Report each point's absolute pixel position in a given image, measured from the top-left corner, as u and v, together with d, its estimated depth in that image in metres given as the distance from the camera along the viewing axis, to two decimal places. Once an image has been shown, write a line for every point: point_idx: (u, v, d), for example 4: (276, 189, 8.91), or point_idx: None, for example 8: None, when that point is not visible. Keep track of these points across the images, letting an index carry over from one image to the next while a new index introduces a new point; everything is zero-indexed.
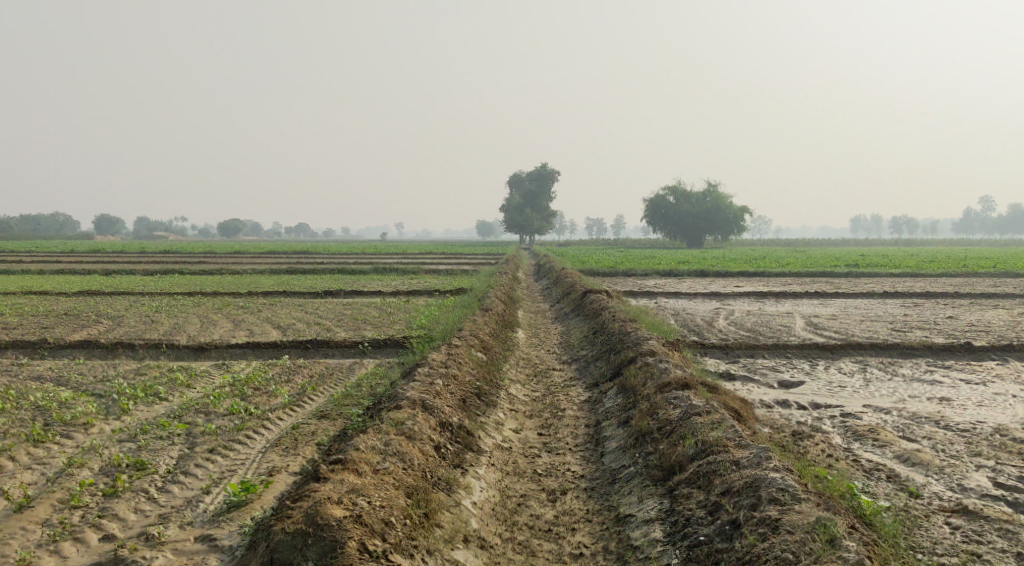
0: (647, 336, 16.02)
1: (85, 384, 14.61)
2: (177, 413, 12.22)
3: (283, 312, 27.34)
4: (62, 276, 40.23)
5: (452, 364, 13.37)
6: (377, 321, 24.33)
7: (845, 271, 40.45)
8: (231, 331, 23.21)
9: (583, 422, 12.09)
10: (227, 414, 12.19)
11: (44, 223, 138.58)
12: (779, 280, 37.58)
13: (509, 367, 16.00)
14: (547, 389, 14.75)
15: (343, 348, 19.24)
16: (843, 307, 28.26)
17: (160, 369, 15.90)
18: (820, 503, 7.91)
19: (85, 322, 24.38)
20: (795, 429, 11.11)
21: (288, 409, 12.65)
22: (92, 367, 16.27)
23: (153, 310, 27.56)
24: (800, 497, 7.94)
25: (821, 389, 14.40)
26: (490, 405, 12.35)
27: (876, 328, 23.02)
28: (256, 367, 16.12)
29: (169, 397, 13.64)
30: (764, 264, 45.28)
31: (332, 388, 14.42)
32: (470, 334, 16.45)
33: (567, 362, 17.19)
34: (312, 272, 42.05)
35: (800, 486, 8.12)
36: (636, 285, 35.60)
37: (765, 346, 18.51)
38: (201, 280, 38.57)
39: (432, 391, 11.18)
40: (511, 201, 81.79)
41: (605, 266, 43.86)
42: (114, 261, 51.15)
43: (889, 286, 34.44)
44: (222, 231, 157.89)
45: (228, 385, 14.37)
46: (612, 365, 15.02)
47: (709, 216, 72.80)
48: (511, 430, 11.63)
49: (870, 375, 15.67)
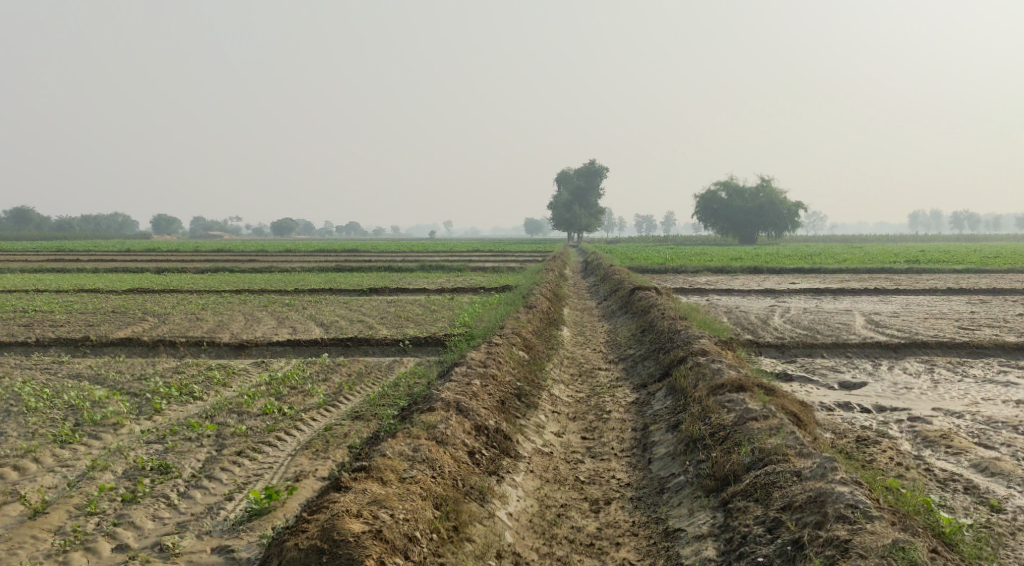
0: (698, 334, 15.31)
1: (121, 382, 14.32)
2: (209, 413, 11.80)
3: (327, 309, 27.05)
4: (113, 275, 40.54)
5: (492, 362, 12.81)
6: (421, 319, 23.91)
7: (906, 267, 38.99)
8: (275, 328, 22.98)
9: (630, 425, 11.44)
10: (260, 414, 11.77)
11: (105, 223, 141.52)
12: (837, 277, 36.40)
13: (552, 366, 15.39)
14: (592, 390, 14.13)
15: (384, 347, 18.81)
16: (904, 304, 27.07)
17: (198, 367, 15.61)
18: (896, 522, 7.20)
19: (131, 319, 24.29)
20: (860, 435, 10.31)
21: (323, 409, 12.18)
22: (131, 365, 16.03)
23: (199, 307, 27.46)
24: (872, 515, 7.22)
25: (886, 391, 13.53)
26: (531, 407, 11.78)
27: (941, 326, 21.95)
28: (294, 366, 15.73)
29: (204, 396, 13.25)
30: (822, 260, 43.98)
31: (369, 388, 13.96)
32: (512, 332, 15.87)
33: (614, 362, 16.52)
34: (359, 269, 41.84)
35: (872, 502, 7.38)
36: (685, 282, 34.70)
37: (824, 345, 17.62)
38: (249, 277, 38.61)
39: (469, 392, 10.62)
40: (560, 197, 81.05)
41: (655, 262, 42.97)
42: (164, 261, 51.71)
43: (953, 282, 33.02)
44: (274, 229, 159.72)
45: (263, 385, 13.98)
46: (661, 365, 14.34)
47: (762, 212, 71.26)
48: (552, 434, 11.04)
49: (937, 375, 14.73)
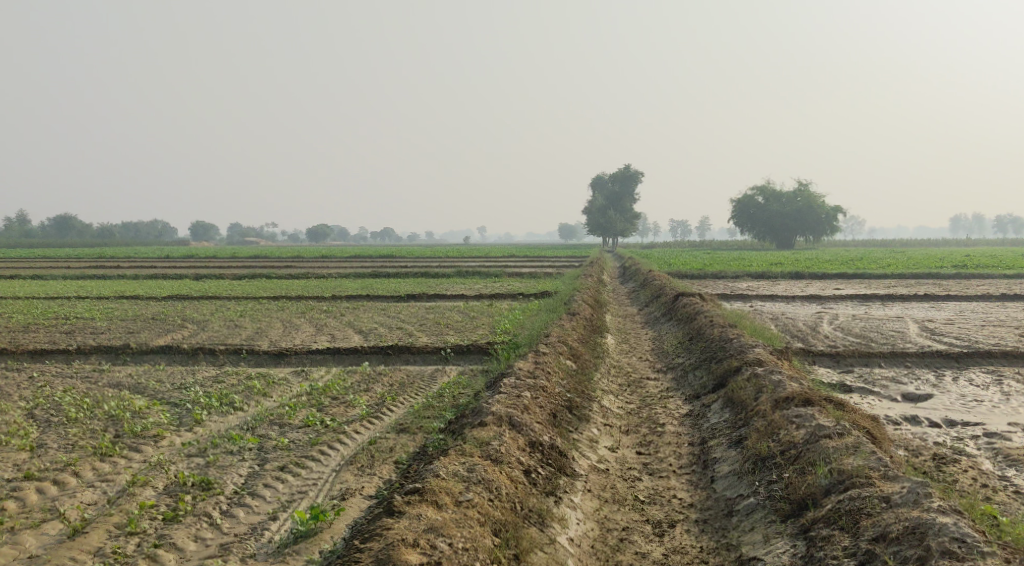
0: (752, 343, 14.74)
1: (162, 392, 14.01)
2: (250, 425, 11.41)
3: (365, 316, 26.73)
4: (152, 282, 40.56)
5: (540, 373, 12.38)
6: (460, 326, 23.53)
7: (955, 272, 37.99)
8: (314, 336, 22.70)
9: (686, 439, 10.91)
10: (302, 427, 11.42)
11: (145, 231, 143.20)
12: (883, 282, 35.54)
13: (599, 377, 14.87)
14: (643, 401, 13.60)
15: (425, 355, 18.44)
16: (957, 311, 26.18)
17: (238, 376, 15.27)
18: (1009, 559, 6.86)
19: (170, 326, 24.09)
20: (935, 453, 9.78)
21: (367, 421, 11.76)
22: (170, 374, 15.73)
23: (237, 314, 27.24)
24: (982, 551, 6.86)
25: (955, 404, 12.93)
26: (583, 420, 11.33)
27: (999, 333, 21.19)
28: (335, 375, 15.37)
29: (245, 407, 12.86)
30: (866, 265, 43.02)
31: (412, 399, 13.55)
32: (558, 340, 15.40)
33: (663, 371, 15.97)
34: (395, 275, 41.57)
35: (979, 534, 7.03)
36: (727, 288, 34.01)
37: (881, 354, 16.97)
38: (287, 284, 38.44)
39: (520, 405, 10.19)
40: (595, 203, 80.35)
41: (694, 268, 42.31)
42: (202, 267, 51.81)
43: (1005, 288, 32.05)
44: (310, 236, 160.58)
45: (305, 395, 13.63)
46: (714, 375, 13.79)
47: (801, 216, 70.08)
48: (606, 448, 10.56)
49: (1007, 388, 14.07)
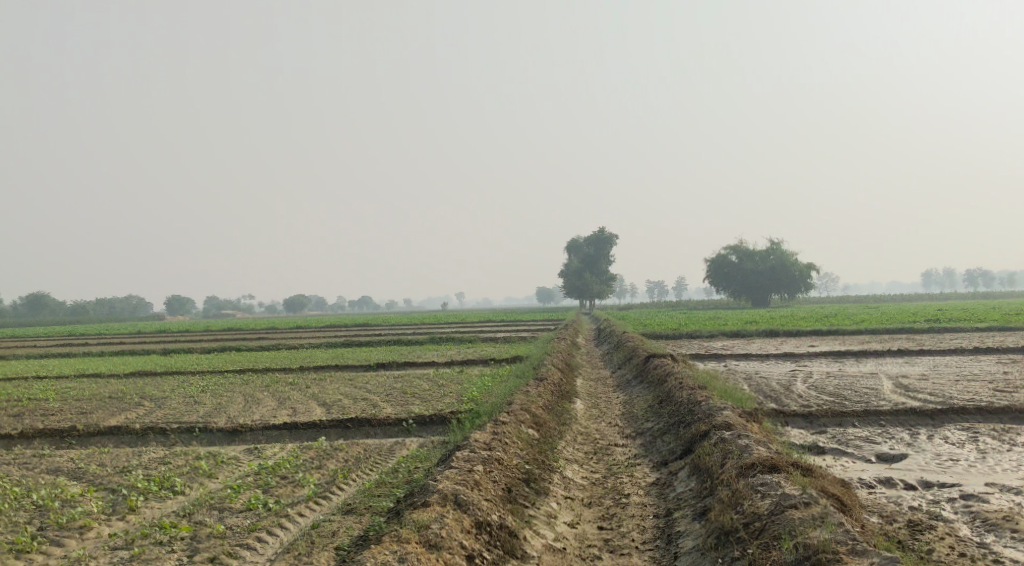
0: (721, 405, 14.19)
1: (100, 477, 13.23)
2: (187, 511, 10.70)
3: (330, 388, 25.94)
4: (115, 358, 39.51)
5: (498, 444, 11.78)
6: (427, 395, 22.85)
7: (927, 326, 37.92)
8: (275, 411, 21.94)
9: (652, 511, 10.32)
10: (243, 510, 10.73)
11: (118, 306, 141.63)
12: (857, 338, 35.35)
13: (565, 445, 14.27)
14: (608, 470, 12.99)
15: (386, 427, 17.74)
16: (931, 366, 25.90)
17: (186, 457, 14.52)
18: None
19: (126, 405, 23.20)
20: (911, 518, 9.64)
21: (313, 502, 11.09)
22: (115, 456, 14.94)
23: (198, 390, 26.39)
24: None
25: (930, 465, 12.51)
26: (542, 494, 10.72)
27: (973, 388, 20.89)
28: (288, 452, 14.63)
29: (186, 490, 12.12)
30: (839, 321, 42.86)
31: (365, 475, 12.85)
32: (520, 407, 14.80)
33: (631, 437, 15.35)
34: (367, 344, 40.83)
35: None
36: (702, 348, 33.62)
37: (854, 413, 16.54)
38: (254, 356, 37.56)
39: (471, 481, 9.62)
40: (569, 266, 80.28)
41: (668, 328, 41.96)
42: (170, 341, 50.72)
43: (977, 341, 31.98)
44: (286, 307, 159.41)
45: (252, 476, 12.91)
46: (682, 441, 13.22)
47: (773, 275, 70.26)
48: (564, 524, 9.97)
49: (983, 445, 13.71)
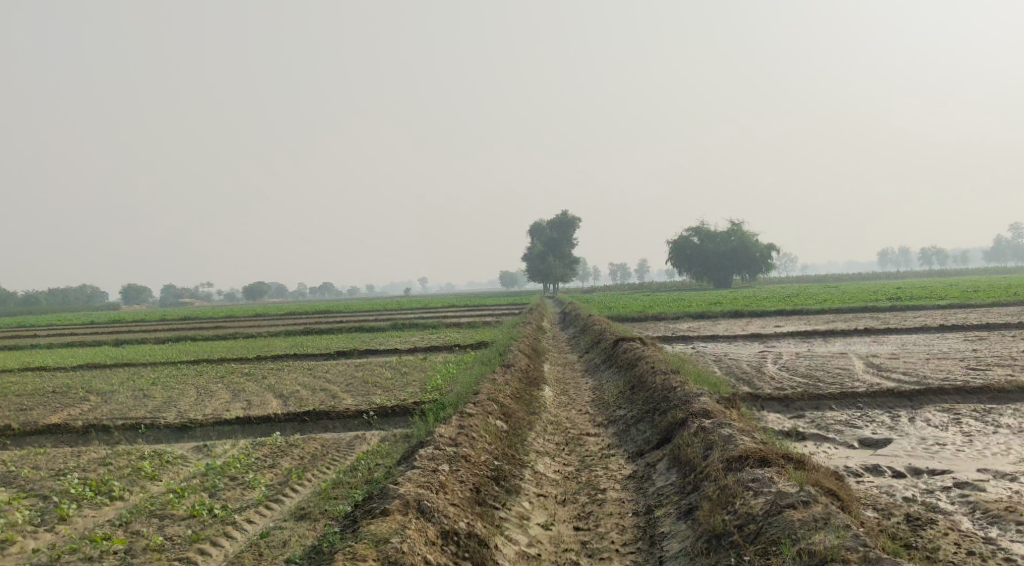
0: (698, 391, 13.44)
1: (33, 482, 12.20)
2: (124, 520, 9.75)
3: (288, 378, 24.88)
4: (63, 351, 37.91)
5: (463, 439, 10.95)
6: (388, 384, 21.95)
7: (889, 304, 37.65)
8: (229, 404, 20.88)
9: (631, 508, 9.55)
10: (186, 518, 9.80)
11: (73, 296, 138.62)
12: (823, 317, 34.95)
13: (535, 437, 13.43)
14: (581, 463, 12.20)
15: (345, 421, 16.82)
16: (900, 345, 25.49)
17: (128, 457, 13.48)
18: None
19: (70, 401, 21.94)
20: (909, 511, 9.00)
21: (262, 506, 10.19)
22: (50, 457, 13.86)
23: (148, 383, 25.16)
24: None
25: (917, 450, 11.89)
26: (512, 493, 9.92)
27: (946, 367, 20.43)
28: (240, 450, 13.67)
29: (126, 495, 11.12)
30: (804, 301, 42.53)
31: (321, 475, 11.92)
32: (487, 398, 13.92)
33: (604, 426, 14.53)
34: (326, 332, 39.64)
35: None
36: (669, 330, 33.00)
37: (832, 395, 15.91)
38: (209, 347, 36.22)
39: (437, 485, 8.85)
40: (532, 250, 79.56)
41: (633, 310, 41.33)
42: (124, 332, 49.04)
43: (940, 318, 31.71)
44: (246, 295, 157.20)
45: (199, 477, 11.94)
46: (659, 430, 12.45)
47: (734, 255, 70.05)
48: (538, 526, 9.20)
49: (968, 428, 13.13)
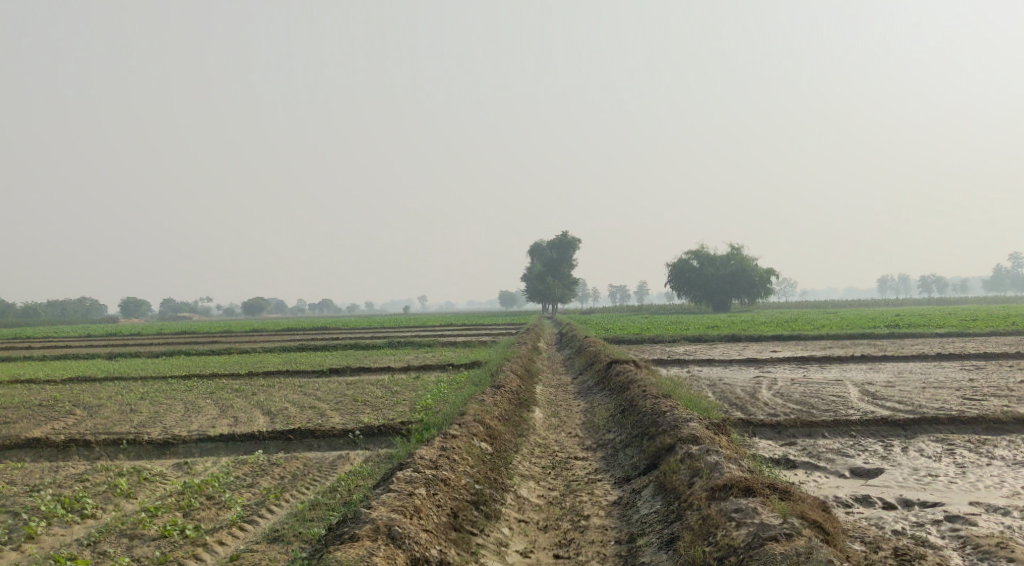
0: (687, 416, 13.20)
1: (6, 497, 11.97)
2: (93, 539, 9.52)
3: (278, 395, 24.63)
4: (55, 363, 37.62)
5: (444, 462, 10.72)
6: (378, 403, 21.70)
7: (887, 331, 37.38)
8: (216, 420, 20.63)
9: (613, 536, 9.32)
10: (157, 538, 9.57)
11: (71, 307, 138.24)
12: (820, 343, 34.70)
13: (521, 460, 13.19)
14: (566, 487, 11.95)
15: (331, 439, 16.57)
16: (896, 372, 25.24)
17: (106, 473, 13.24)
18: None
19: (55, 415, 21.67)
20: (897, 545, 8.77)
21: (236, 527, 9.96)
22: (28, 472, 13.61)
23: (136, 397, 24.90)
24: None
25: (908, 481, 11.66)
26: (492, 518, 9.69)
27: (942, 395, 20.19)
28: (220, 468, 13.42)
29: (99, 514, 10.88)
30: (802, 326, 42.26)
31: (300, 496, 11.68)
32: (474, 419, 13.69)
33: (592, 450, 14.28)
34: (321, 349, 39.37)
35: None
36: (664, 353, 32.76)
37: (825, 422, 15.67)
38: (202, 361, 35.95)
39: (411, 510, 8.65)
40: (532, 270, 79.32)
41: (630, 332, 41.10)
42: (118, 345, 48.76)
43: (939, 347, 31.45)
44: (245, 310, 156.83)
45: (175, 495, 11.69)
46: (647, 455, 12.20)
47: (733, 280, 69.86)
48: (516, 553, 8.98)
49: (961, 459, 12.88)
